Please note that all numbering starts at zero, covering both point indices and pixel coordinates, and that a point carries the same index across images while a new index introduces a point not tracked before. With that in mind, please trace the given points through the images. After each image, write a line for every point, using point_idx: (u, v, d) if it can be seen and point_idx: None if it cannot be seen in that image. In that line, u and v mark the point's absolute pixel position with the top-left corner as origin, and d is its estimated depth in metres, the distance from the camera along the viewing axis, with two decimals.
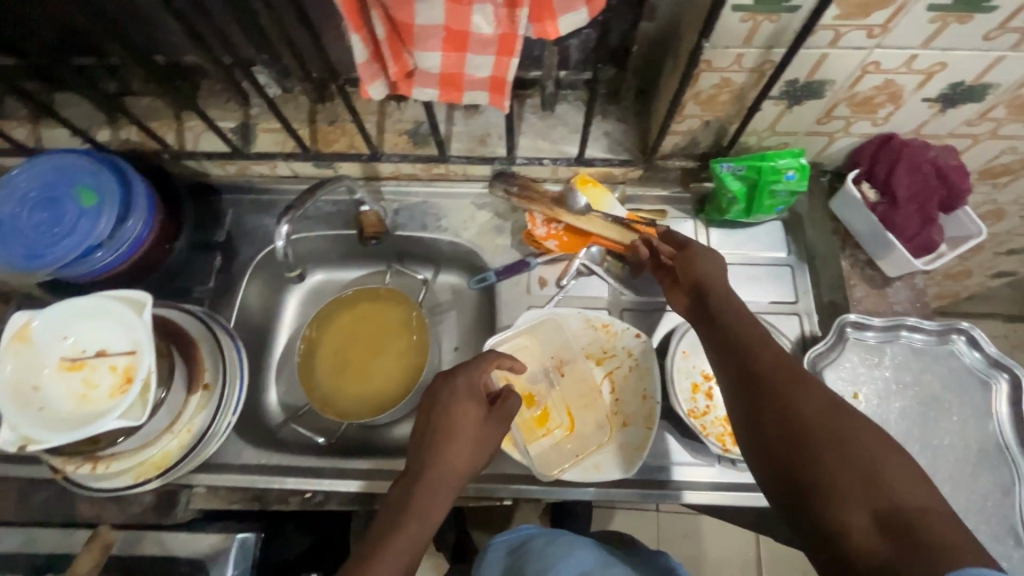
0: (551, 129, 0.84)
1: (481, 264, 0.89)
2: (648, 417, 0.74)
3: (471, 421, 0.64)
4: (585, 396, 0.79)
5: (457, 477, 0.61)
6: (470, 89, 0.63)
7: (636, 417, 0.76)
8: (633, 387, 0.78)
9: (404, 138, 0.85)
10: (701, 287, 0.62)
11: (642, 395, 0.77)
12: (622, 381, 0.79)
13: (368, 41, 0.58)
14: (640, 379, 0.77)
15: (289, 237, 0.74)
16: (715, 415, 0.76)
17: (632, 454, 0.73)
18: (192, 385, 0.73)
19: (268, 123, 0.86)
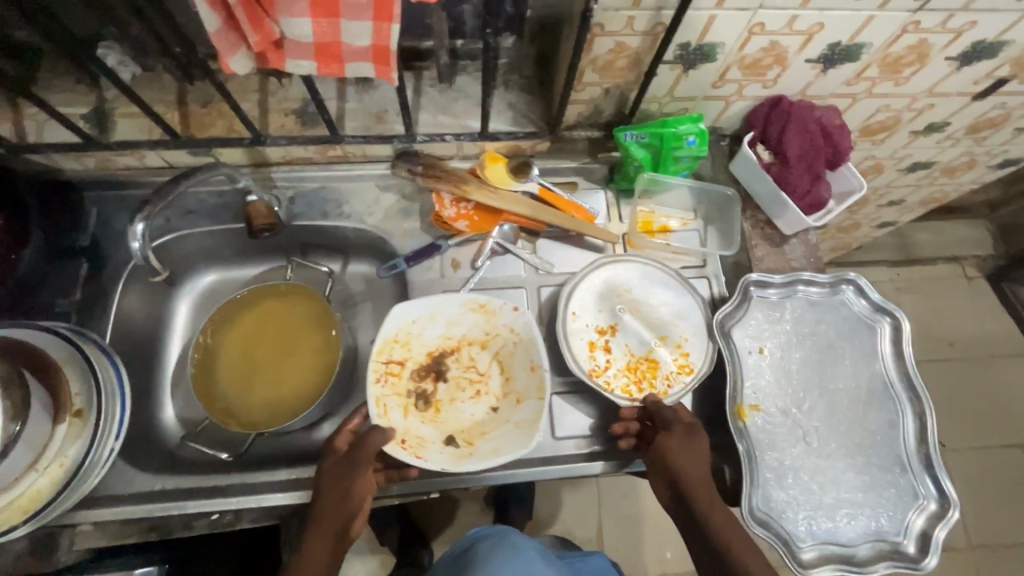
0: (452, 103, 0.80)
1: (390, 250, 0.84)
2: (539, 387, 0.74)
3: (326, 474, 0.65)
4: (473, 383, 0.80)
5: (328, 519, 0.63)
6: (353, 60, 0.58)
7: (528, 391, 0.75)
8: (520, 362, 0.77)
9: (291, 118, 0.77)
10: (676, 479, 0.66)
11: (531, 367, 0.76)
12: (510, 359, 0.78)
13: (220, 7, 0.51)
14: (525, 353, 0.77)
15: (146, 235, 0.66)
16: (616, 366, 0.77)
17: (528, 427, 0.71)
18: (58, 414, 0.64)
19: (129, 107, 0.76)
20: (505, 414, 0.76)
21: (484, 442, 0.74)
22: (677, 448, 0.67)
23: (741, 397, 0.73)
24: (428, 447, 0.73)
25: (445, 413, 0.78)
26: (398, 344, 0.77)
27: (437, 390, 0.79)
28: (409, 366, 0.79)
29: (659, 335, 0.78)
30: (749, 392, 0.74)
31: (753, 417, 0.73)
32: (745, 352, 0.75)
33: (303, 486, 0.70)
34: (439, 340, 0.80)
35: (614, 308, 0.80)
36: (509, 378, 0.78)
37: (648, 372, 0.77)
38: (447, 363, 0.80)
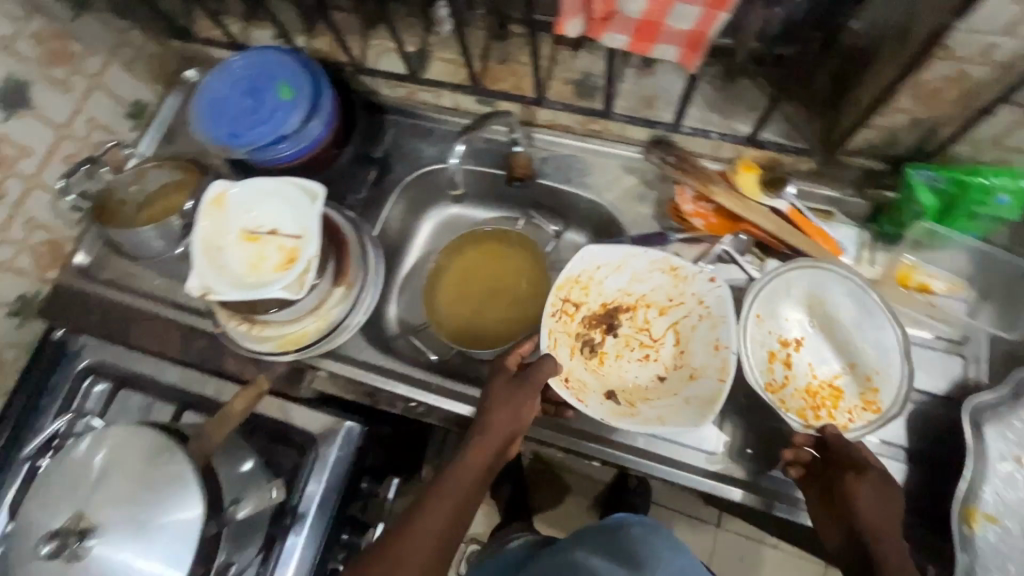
0: (726, 102, 0.80)
1: (616, 228, 0.87)
2: (720, 370, 0.72)
3: (497, 393, 0.69)
4: (643, 345, 0.81)
5: (496, 435, 0.67)
6: (663, 42, 0.62)
7: (704, 370, 0.74)
8: (702, 337, 0.76)
9: (570, 87, 0.84)
10: (858, 527, 0.60)
11: (714, 346, 0.74)
12: (690, 331, 0.77)
13: None
14: (710, 329, 0.75)
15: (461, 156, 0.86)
16: (795, 386, 0.75)
17: (699, 407, 0.71)
18: (337, 279, 0.78)
19: (444, 53, 0.90)
20: (673, 386, 0.76)
21: (649, 408, 0.75)
22: (864, 494, 0.61)
23: (977, 502, 0.62)
24: (589, 393, 0.76)
25: (608, 365, 0.80)
26: (578, 285, 0.79)
27: (604, 342, 0.81)
28: (582, 310, 0.81)
29: (847, 361, 0.75)
30: (990, 499, 0.62)
31: (984, 529, 0.62)
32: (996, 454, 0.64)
33: None
34: (618, 293, 0.81)
35: (803, 321, 0.77)
36: (684, 352, 0.78)
37: (828, 402, 0.73)
38: (620, 317, 0.82)
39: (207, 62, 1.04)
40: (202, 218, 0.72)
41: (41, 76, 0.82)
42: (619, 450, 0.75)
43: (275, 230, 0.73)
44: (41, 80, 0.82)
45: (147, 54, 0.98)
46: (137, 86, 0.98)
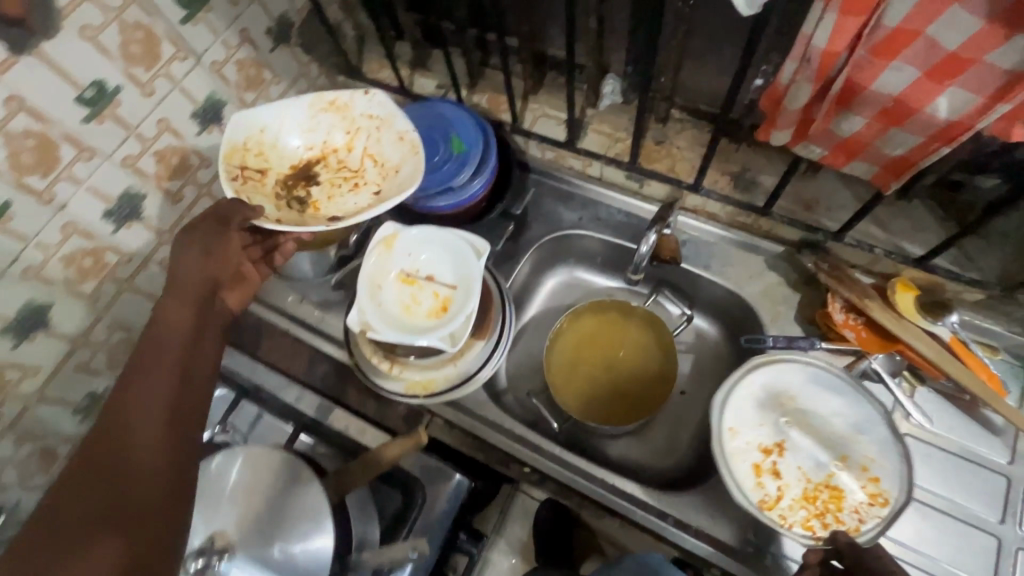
0: (891, 219, 0.79)
1: (753, 323, 0.85)
2: (410, 147, 0.78)
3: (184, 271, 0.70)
4: (345, 179, 0.80)
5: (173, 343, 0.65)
6: (862, 159, 0.63)
7: (402, 161, 0.78)
8: (387, 139, 0.80)
9: (727, 178, 0.85)
10: None
11: (397, 138, 0.79)
12: (375, 146, 0.80)
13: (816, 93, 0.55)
14: (387, 130, 0.80)
15: (652, 244, 0.81)
16: (791, 496, 0.70)
17: (410, 176, 0.76)
18: (476, 331, 0.78)
19: (601, 126, 0.93)
20: (387, 190, 0.76)
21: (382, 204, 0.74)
22: None
23: None
24: (313, 223, 0.74)
25: (324, 210, 0.78)
26: (251, 152, 0.77)
27: (312, 194, 0.79)
28: (271, 176, 0.78)
29: (838, 456, 0.71)
30: None
31: None
32: None
33: (607, 487, 0.76)
34: (303, 150, 0.80)
35: (778, 421, 0.73)
36: (372, 159, 0.80)
37: (831, 506, 0.69)
38: (315, 169, 0.80)
39: None
40: (370, 256, 0.75)
41: (235, 98, 0.89)
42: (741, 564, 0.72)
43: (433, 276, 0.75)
44: (235, 101, 0.89)
45: (317, 85, 1.05)
46: None
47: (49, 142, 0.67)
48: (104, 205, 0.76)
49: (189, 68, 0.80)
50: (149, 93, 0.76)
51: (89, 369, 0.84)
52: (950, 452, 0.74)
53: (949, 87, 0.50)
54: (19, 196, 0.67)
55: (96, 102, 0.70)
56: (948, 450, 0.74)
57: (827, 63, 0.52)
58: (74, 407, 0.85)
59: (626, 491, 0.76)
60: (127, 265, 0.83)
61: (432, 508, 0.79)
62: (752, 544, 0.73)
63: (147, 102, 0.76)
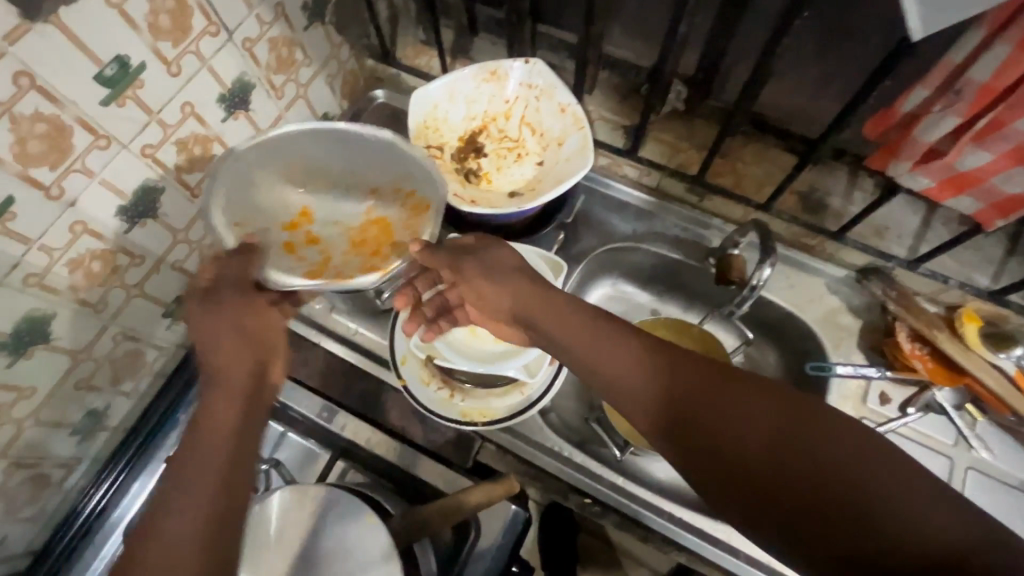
0: (958, 249, 0.78)
1: (813, 348, 0.83)
2: (574, 122, 0.71)
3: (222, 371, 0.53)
4: (509, 148, 0.76)
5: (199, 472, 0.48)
6: (969, 194, 0.60)
7: (565, 132, 0.72)
8: (548, 110, 0.74)
9: (794, 198, 0.83)
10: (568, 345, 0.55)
11: (560, 109, 0.73)
12: (535, 115, 0.75)
13: (952, 126, 0.53)
14: (550, 99, 0.73)
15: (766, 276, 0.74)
16: (491, 161, 0.76)
17: (577, 157, 0.70)
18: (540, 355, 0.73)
19: (661, 134, 0.88)
20: (553, 160, 0.73)
21: (546, 187, 0.71)
22: (538, 306, 0.58)
23: None
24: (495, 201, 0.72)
25: (496, 181, 0.74)
26: (432, 132, 0.74)
27: (482, 166, 0.75)
28: (447, 151, 0.75)
29: (493, 77, 0.73)
30: None
31: None
32: None
33: (678, 524, 0.73)
34: (467, 121, 0.76)
35: (292, 190, 0.70)
36: (535, 128, 0.75)
37: (521, 149, 0.76)
38: (480, 141, 0.76)
39: (395, 87, 1.00)
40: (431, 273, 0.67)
41: (264, 80, 0.78)
42: None
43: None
44: (264, 84, 0.78)
45: (346, 69, 0.94)
46: (329, 100, 0.94)
47: (62, 127, 0.56)
48: (117, 200, 0.65)
49: (220, 45, 0.69)
50: (175, 72, 0.65)
51: (89, 384, 0.73)
52: (1010, 484, 0.74)
53: None
54: (24, 190, 0.56)
55: (118, 81, 0.59)
56: (1007, 481, 0.75)
57: (984, 95, 0.49)
58: (69, 427, 0.74)
59: (701, 530, 0.72)
60: (138, 268, 0.72)
61: (488, 537, 0.75)
62: None
63: (173, 82, 0.65)
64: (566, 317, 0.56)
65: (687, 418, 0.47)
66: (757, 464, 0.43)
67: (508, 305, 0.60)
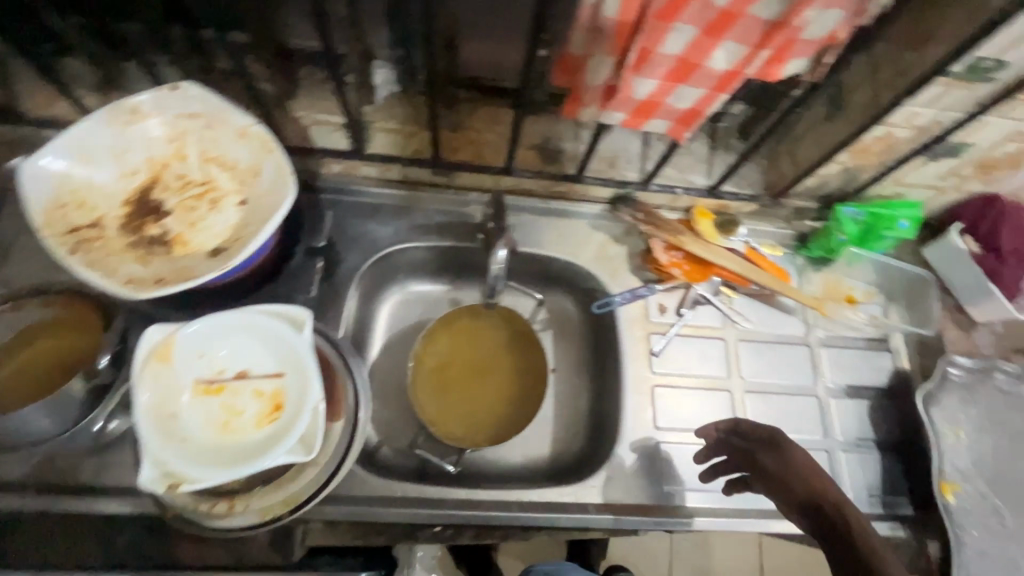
0: (678, 158, 0.86)
1: (598, 286, 0.87)
2: (262, 144, 0.60)
3: None
4: (196, 194, 0.62)
5: None
6: (658, 117, 0.64)
7: (257, 159, 0.61)
8: (228, 138, 0.62)
9: (533, 152, 0.82)
10: (783, 476, 0.67)
11: (241, 134, 0.61)
12: (215, 147, 0.62)
13: (610, 63, 0.55)
14: (225, 123, 0.61)
15: (503, 259, 0.76)
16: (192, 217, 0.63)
17: (279, 184, 0.59)
18: (328, 412, 0.65)
19: (385, 122, 0.81)
20: (256, 194, 0.61)
21: (254, 229, 0.59)
22: (778, 459, 0.68)
23: (943, 474, 0.76)
24: (195, 264, 0.57)
25: (192, 240, 0.59)
26: (79, 207, 0.57)
27: (166, 228, 0.59)
28: (111, 223, 0.58)
29: (137, 115, 0.59)
30: (950, 470, 0.77)
31: (955, 496, 0.75)
32: (943, 433, 0.79)
33: (524, 509, 0.72)
34: (127, 180, 0.60)
35: None
36: (221, 162, 0.62)
37: (216, 189, 0.62)
38: (155, 198, 0.60)
39: (39, 148, 0.76)
40: (141, 384, 0.52)
41: None
42: (658, 514, 0.75)
43: (278, 372, 0.57)
44: None
45: None
46: None
47: None
48: None
49: None
50: None
51: None
52: (770, 341, 0.87)
53: (722, 41, 0.52)
54: None
55: None
56: (768, 340, 0.87)
57: (622, 28, 0.51)
58: None
59: (548, 504, 0.73)
60: None
61: None
62: (665, 492, 0.76)
63: None
64: (813, 471, 0.66)
65: (848, 532, 0.61)
66: None
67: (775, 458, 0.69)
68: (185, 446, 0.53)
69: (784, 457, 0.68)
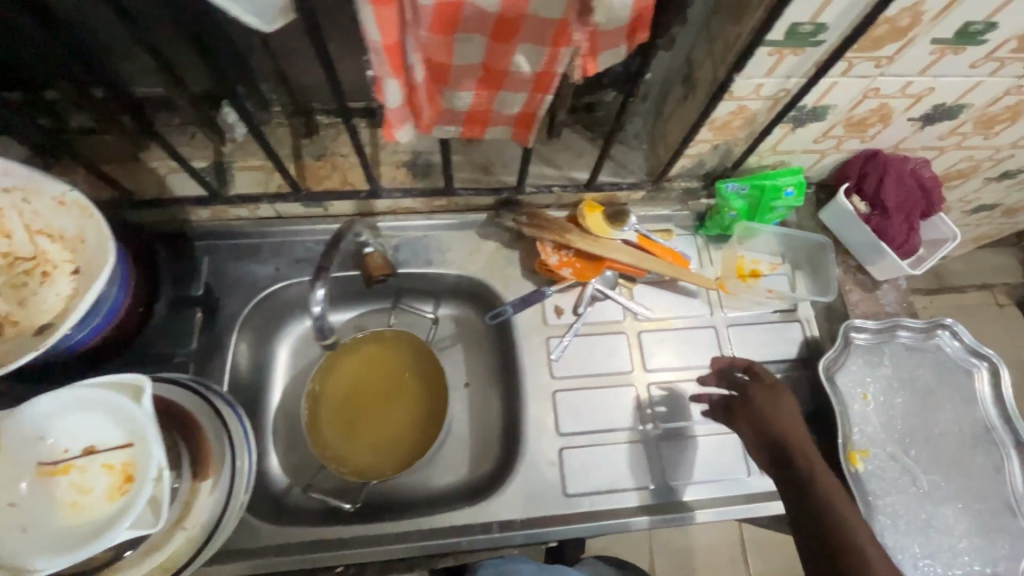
0: (556, 154, 0.83)
1: (493, 296, 0.85)
2: (81, 211, 0.58)
3: None
4: (24, 271, 0.59)
5: None
6: (495, 125, 0.61)
7: (81, 228, 0.59)
8: (47, 208, 0.59)
9: (402, 170, 0.80)
10: (767, 421, 0.66)
11: (58, 202, 0.59)
12: (37, 219, 0.59)
13: (404, 86, 0.51)
14: (38, 194, 0.58)
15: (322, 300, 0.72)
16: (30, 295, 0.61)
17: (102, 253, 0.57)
18: (198, 470, 0.63)
19: (246, 160, 0.78)
20: (85, 264, 0.58)
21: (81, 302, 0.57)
22: (768, 403, 0.67)
23: (851, 443, 0.75)
24: (21, 348, 0.55)
25: (22, 321, 0.57)
26: None
27: None
28: None
29: None
30: (858, 437, 0.76)
31: (864, 463, 0.74)
32: (850, 399, 0.77)
33: (426, 537, 0.71)
34: None
35: None
36: (46, 234, 0.59)
37: (45, 263, 0.59)
38: None
39: None
40: None
41: None
42: (566, 522, 0.73)
43: (124, 442, 0.55)
44: None
45: None
46: None
47: None
48: None
49: None
50: None
51: None
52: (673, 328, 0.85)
53: (517, 44, 0.50)
54: None
55: None
56: (671, 327, 0.85)
57: (393, 53, 0.47)
58: None
59: (451, 528, 0.72)
60: None
61: None
62: (573, 498, 0.75)
63: None
64: (797, 423, 0.66)
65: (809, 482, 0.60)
66: (835, 538, 0.56)
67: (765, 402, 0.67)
68: (21, 527, 0.52)
69: (774, 397, 0.68)
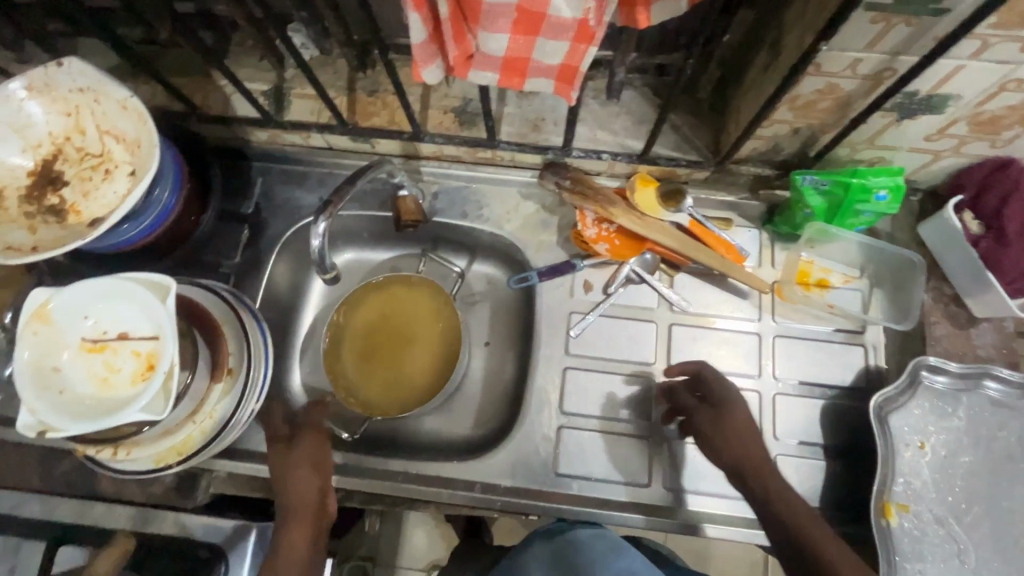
0: (613, 118, 0.77)
1: (523, 260, 0.82)
2: (139, 116, 0.63)
3: None
4: (91, 165, 0.65)
5: None
6: (535, 76, 0.54)
7: (139, 133, 0.63)
8: (116, 112, 0.64)
9: (449, 116, 0.78)
10: (715, 439, 0.65)
11: (123, 106, 0.64)
12: (107, 120, 0.64)
13: (427, 21, 0.49)
14: (110, 96, 0.64)
15: (325, 235, 0.70)
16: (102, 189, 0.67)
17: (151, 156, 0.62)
18: (214, 371, 0.68)
19: (303, 88, 0.79)
20: (139, 165, 0.63)
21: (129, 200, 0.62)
22: (721, 423, 0.66)
23: (891, 495, 0.65)
24: (77, 234, 0.62)
25: (83, 210, 0.64)
26: None
27: (62, 198, 0.64)
28: (13, 192, 0.63)
29: (34, 91, 0.63)
30: (900, 489, 0.65)
31: (899, 519, 0.64)
32: (902, 446, 0.67)
33: (413, 481, 0.73)
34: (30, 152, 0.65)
35: None
36: (112, 134, 0.65)
37: (109, 160, 0.65)
38: (56, 169, 0.65)
39: None
40: (24, 341, 0.59)
41: None
42: (551, 500, 0.72)
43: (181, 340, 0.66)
44: None
45: None
46: None
47: None
48: None
49: None
50: None
51: None
52: (711, 327, 0.77)
53: None
54: None
55: None
56: (707, 325, 0.77)
57: None
58: None
59: (437, 478, 0.73)
60: None
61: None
62: (563, 478, 0.73)
63: None
64: (747, 433, 0.65)
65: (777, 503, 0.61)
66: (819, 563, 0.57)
67: (707, 418, 0.67)
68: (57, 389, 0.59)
69: (715, 407, 0.67)
